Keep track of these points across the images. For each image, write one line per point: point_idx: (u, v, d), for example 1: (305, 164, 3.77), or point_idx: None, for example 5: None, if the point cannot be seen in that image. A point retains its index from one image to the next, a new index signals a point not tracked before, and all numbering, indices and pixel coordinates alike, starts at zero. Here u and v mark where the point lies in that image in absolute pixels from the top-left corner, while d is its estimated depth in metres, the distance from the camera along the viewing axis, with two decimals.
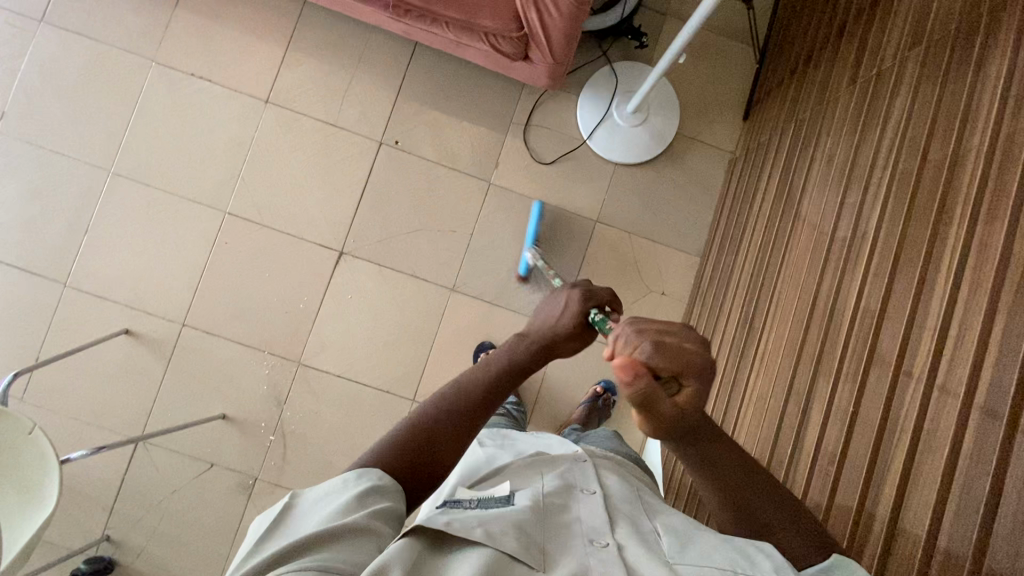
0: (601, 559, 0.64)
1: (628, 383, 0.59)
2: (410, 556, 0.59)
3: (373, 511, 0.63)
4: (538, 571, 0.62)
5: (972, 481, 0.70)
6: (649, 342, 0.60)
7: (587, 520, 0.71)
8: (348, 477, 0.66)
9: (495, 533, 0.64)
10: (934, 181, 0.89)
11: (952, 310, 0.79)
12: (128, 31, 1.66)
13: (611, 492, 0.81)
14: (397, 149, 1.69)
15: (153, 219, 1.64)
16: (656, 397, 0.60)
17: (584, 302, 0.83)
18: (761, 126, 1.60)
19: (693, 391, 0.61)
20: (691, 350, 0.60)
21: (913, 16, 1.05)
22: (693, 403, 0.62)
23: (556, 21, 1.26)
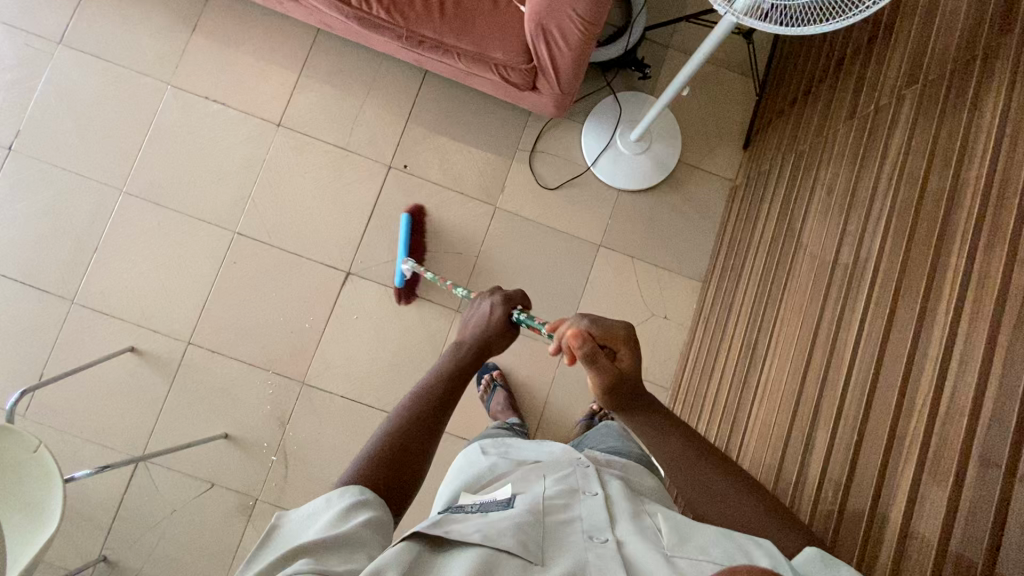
0: (599, 555, 0.65)
1: (579, 343, 0.82)
2: (408, 557, 0.60)
3: (363, 521, 0.64)
4: (536, 565, 0.63)
5: (976, 512, 0.72)
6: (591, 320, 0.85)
7: (587, 518, 0.72)
8: (330, 495, 0.67)
9: (493, 534, 0.65)
10: (933, 213, 0.91)
11: (952, 342, 0.81)
12: (145, 55, 1.71)
13: (612, 490, 0.81)
14: (405, 173, 1.72)
15: (162, 238, 1.66)
16: (600, 356, 0.83)
17: (505, 304, 1.01)
18: (761, 155, 1.64)
19: (627, 355, 0.84)
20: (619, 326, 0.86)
21: (909, 54, 1.09)
22: (630, 366, 0.84)
23: (565, 58, 1.28)
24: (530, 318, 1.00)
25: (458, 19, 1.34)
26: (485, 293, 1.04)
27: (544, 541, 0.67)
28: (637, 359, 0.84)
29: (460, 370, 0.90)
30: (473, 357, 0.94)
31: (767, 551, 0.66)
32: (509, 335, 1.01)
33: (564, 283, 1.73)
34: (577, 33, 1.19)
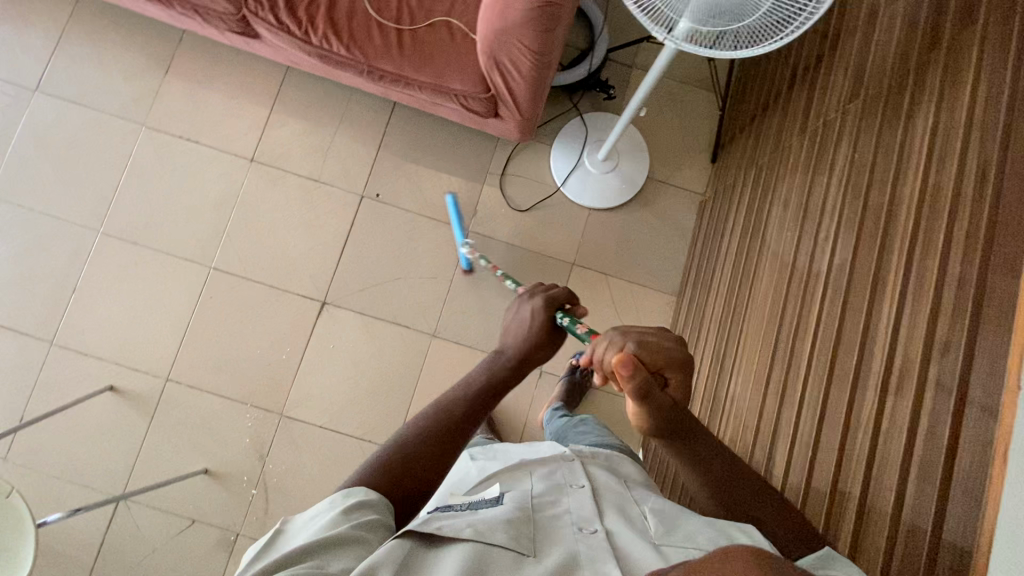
0: (590, 544, 0.71)
1: (629, 376, 0.74)
2: (397, 556, 0.62)
3: (359, 523, 0.65)
4: (529, 556, 0.67)
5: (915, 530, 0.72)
6: (637, 340, 0.76)
7: (577, 511, 0.79)
8: (333, 498, 0.69)
9: (483, 529, 0.69)
10: (874, 228, 0.92)
11: (893, 357, 0.82)
12: (120, 97, 1.74)
13: (600, 487, 0.88)
14: (377, 201, 1.74)
15: (140, 276, 1.69)
16: (653, 388, 0.76)
17: (548, 310, 0.96)
18: (726, 169, 1.66)
19: (677, 375, 0.78)
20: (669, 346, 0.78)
21: (851, 70, 1.11)
22: (681, 390, 0.79)
23: (521, 86, 1.30)
24: (574, 326, 0.95)
25: (416, 53, 1.36)
26: (528, 295, 0.99)
27: (535, 533, 0.72)
28: (687, 383, 0.79)
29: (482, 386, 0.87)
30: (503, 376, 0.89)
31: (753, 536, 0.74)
32: (552, 344, 0.96)
33: None
34: (529, 62, 1.19)
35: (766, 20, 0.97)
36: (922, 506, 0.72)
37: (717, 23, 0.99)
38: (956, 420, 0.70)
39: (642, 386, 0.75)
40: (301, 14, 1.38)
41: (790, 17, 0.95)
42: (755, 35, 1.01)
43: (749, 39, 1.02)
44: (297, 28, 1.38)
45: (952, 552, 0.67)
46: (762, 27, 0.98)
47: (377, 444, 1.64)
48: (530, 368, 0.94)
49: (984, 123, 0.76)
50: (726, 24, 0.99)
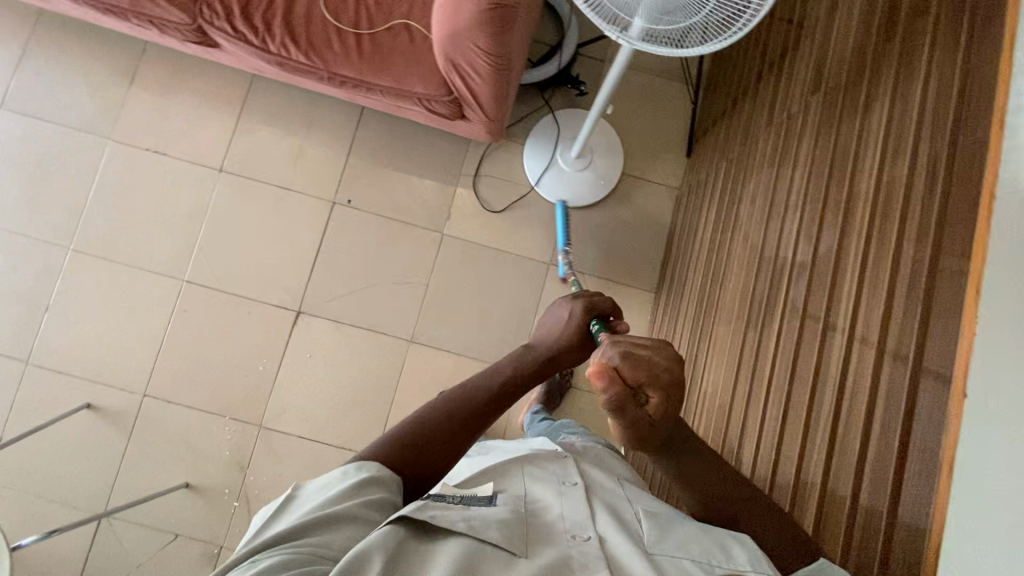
0: (584, 552, 0.71)
1: (604, 388, 0.77)
2: (393, 543, 0.64)
3: (364, 502, 0.67)
4: (521, 556, 0.68)
5: (870, 531, 0.72)
6: (623, 354, 0.77)
7: (569, 515, 0.77)
8: (345, 468, 0.71)
9: (477, 525, 0.70)
10: (833, 225, 0.91)
11: (851, 358, 0.81)
12: (85, 111, 1.72)
13: (592, 484, 0.86)
14: (350, 208, 1.72)
15: (113, 292, 1.67)
16: (627, 404, 0.77)
17: (586, 315, 1.00)
18: (700, 162, 1.64)
19: (660, 396, 0.77)
20: (658, 366, 0.77)
21: (812, 63, 1.09)
22: (661, 411, 0.78)
23: (482, 89, 1.28)
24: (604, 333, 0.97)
25: (376, 57, 1.34)
26: (572, 297, 1.03)
27: (529, 534, 0.72)
28: (671, 405, 0.77)
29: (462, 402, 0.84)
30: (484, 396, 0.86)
31: (749, 548, 0.73)
32: (584, 345, 0.99)
33: (515, 305, 1.72)
34: (486, 65, 1.17)
35: (723, 12, 0.95)
36: (876, 508, 0.71)
37: (674, 20, 0.98)
38: (907, 423, 0.69)
39: (616, 398, 0.77)
40: (257, 21, 1.35)
41: (735, 16, 0.94)
42: (720, 22, 0.97)
43: (717, 28, 0.97)
44: (254, 35, 1.35)
45: (904, 556, 0.66)
46: (720, 20, 0.96)
47: (357, 452, 1.63)
48: (557, 369, 0.98)
49: (934, 118, 0.74)
50: (681, 20, 0.98)
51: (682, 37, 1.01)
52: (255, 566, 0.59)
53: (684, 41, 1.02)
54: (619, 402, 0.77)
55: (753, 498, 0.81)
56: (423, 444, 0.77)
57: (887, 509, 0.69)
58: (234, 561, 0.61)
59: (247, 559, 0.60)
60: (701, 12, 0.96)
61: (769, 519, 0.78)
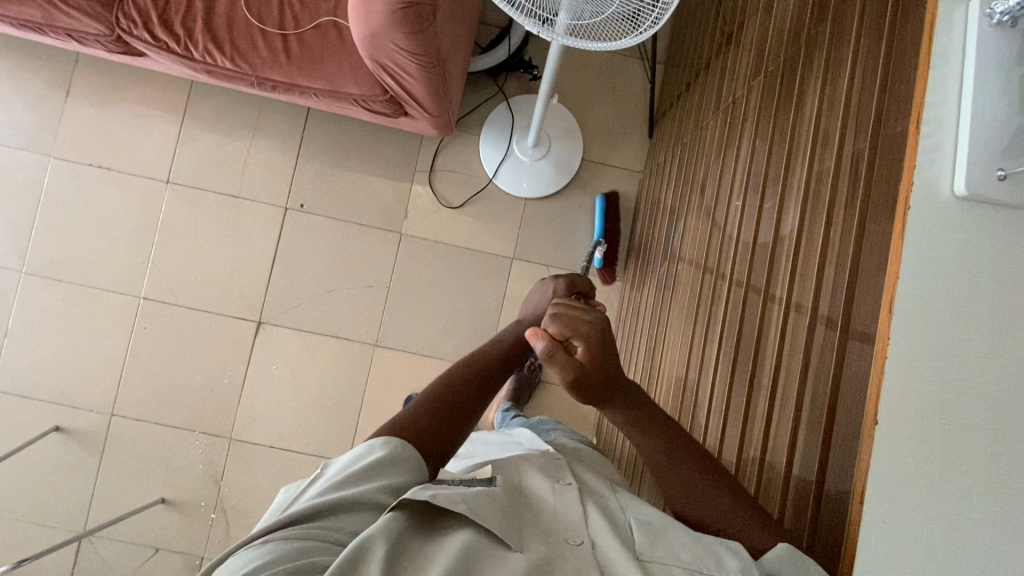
0: (578, 558, 0.62)
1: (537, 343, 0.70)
2: (396, 530, 0.57)
3: (386, 484, 0.62)
4: (515, 550, 0.60)
5: (801, 502, 0.67)
6: (553, 317, 0.73)
7: (564, 512, 0.68)
8: (370, 444, 0.65)
9: (478, 509, 0.61)
10: (769, 224, 0.85)
11: (778, 370, 0.75)
12: (21, 129, 1.66)
13: (589, 485, 0.77)
14: (303, 212, 1.68)
15: (70, 314, 1.65)
16: (559, 354, 0.70)
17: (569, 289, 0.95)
18: (660, 145, 1.57)
19: (588, 347, 0.71)
20: (586, 318, 0.72)
21: (755, 43, 1.02)
22: (591, 360, 0.71)
23: (414, 86, 1.21)
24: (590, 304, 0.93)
25: (305, 59, 1.27)
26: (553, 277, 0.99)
27: (523, 528, 0.64)
28: (602, 351, 0.72)
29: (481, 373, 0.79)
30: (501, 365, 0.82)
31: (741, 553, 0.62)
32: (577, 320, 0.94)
33: (480, 302, 1.69)
34: (411, 62, 1.10)
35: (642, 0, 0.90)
36: (808, 478, 0.66)
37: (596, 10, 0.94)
38: (829, 423, 0.63)
39: (545, 353, 0.71)
40: (178, 28, 1.28)
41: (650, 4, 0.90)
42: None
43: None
44: (175, 43, 1.28)
45: (826, 544, 0.62)
46: (642, 9, 0.92)
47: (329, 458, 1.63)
48: None
49: (859, 112, 0.68)
50: (607, 10, 0.93)
51: (631, 21, 0.94)
52: (268, 546, 0.54)
53: (640, 19, 0.93)
54: (547, 358, 0.71)
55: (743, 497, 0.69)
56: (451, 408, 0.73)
57: (815, 481, 0.64)
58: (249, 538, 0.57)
59: (263, 537, 0.56)
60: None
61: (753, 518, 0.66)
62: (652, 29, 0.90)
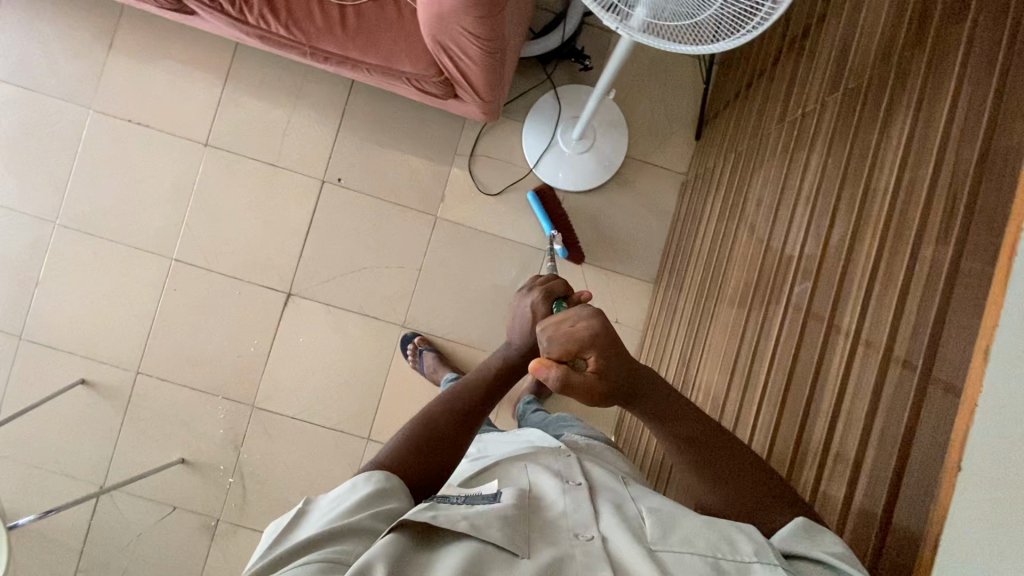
0: (586, 552, 0.63)
1: (549, 375, 0.66)
2: (398, 548, 0.59)
3: (377, 511, 0.66)
4: (522, 557, 0.61)
5: (861, 538, 0.66)
6: (551, 337, 0.68)
7: (573, 511, 0.70)
8: (356, 480, 0.69)
9: (480, 524, 0.63)
10: (838, 247, 0.83)
11: (841, 400, 0.74)
12: (63, 78, 1.64)
13: (597, 482, 0.79)
14: (340, 187, 1.66)
15: (100, 268, 1.64)
16: (573, 375, 0.67)
17: (546, 299, 0.92)
18: (709, 147, 1.53)
19: (597, 355, 0.68)
20: (582, 328, 0.68)
21: (835, 54, 0.98)
22: (605, 369, 0.69)
23: (473, 70, 1.18)
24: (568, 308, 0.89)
25: (361, 33, 1.24)
26: (526, 287, 0.95)
27: (529, 532, 0.65)
28: (609, 358, 0.69)
29: (458, 401, 0.84)
30: (478, 394, 0.86)
31: (755, 542, 0.64)
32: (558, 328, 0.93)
33: (509, 292, 1.68)
34: (476, 47, 1.07)
35: (743, 4, 0.85)
36: (873, 511, 0.65)
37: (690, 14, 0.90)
38: (900, 461, 0.63)
39: (562, 381, 0.67)
40: None
41: (751, 10, 0.84)
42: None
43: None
44: (230, 4, 1.25)
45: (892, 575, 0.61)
46: (741, 12, 0.86)
47: (349, 433, 1.65)
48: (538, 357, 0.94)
49: (959, 145, 0.66)
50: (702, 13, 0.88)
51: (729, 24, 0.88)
52: None
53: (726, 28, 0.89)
54: (565, 384, 0.67)
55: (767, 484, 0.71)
56: (437, 442, 0.78)
57: (882, 513, 0.63)
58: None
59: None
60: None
61: (775, 505, 0.70)
62: (754, 33, 0.84)
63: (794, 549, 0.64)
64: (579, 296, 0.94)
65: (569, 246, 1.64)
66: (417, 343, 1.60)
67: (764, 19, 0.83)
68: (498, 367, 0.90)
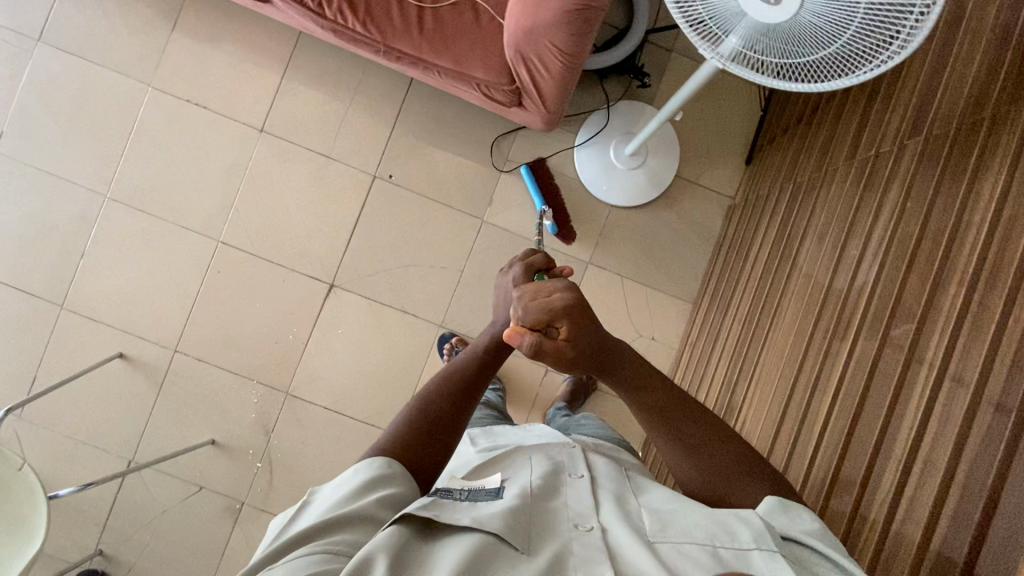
0: (583, 544, 0.66)
1: (521, 343, 0.72)
2: (400, 540, 0.61)
3: (377, 498, 0.67)
4: (521, 554, 0.63)
5: None
6: (524, 307, 0.74)
7: (574, 503, 0.73)
8: (357, 466, 0.70)
9: (481, 519, 0.65)
10: (917, 293, 0.84)
11: (918, 445, 0.75)
12: (126, 53, 1.65)
13: (598, 473, 0.82)
14: (390, 183, 1.67)
15: (146, 244, 1.65)
16: (545, 344, 0.72)
17: (528, 272, 0.93)
18: (763, 175, 1.55)
19: (569, 323, 0.73)
20: (556, 297, 0.74)
21: (917, 98, 1.00)
22: (576, 338, 0.74)
23: (548, 82, 1.19)
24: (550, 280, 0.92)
25: (437, 35, 1.25)
26: (505, 265, 0.96)
27: (529, 526, 0.68)
28: (580, 327, 0.74)
29: (454, 381, 0.83)
30: (471, 372, 0.85)
31: (750, 526, 0.67)
32: None
33: None
34: (559, 62, 1.12)
35: (868, 38, 0.73)
36: (952, 557, 0.67)
37: (805, 53, 0.79)
38: (987, 510, 0.65)
39: (535, 347, 0.72)
40: None
41: (881, 43, 0.72)
42: (883, 22, 0.70)
43: (885, 18, 0.70)
44: None
45: None
46: (871, 47, 0.73)
47: (379, 428, 1.65)
48: None
49: None
50: (821, 51, 0.78)
51: (856, 60, 0.76)
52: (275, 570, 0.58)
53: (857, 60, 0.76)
54: (537, 351, 0.73)
55: (751, 469, 0.76)
56: (434, 425, 0.77)
57: (964, 561, 0.65)
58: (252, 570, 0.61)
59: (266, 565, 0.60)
60: (844, 31, 0.74)
61: (761, 480, 0.75)
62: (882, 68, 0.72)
63: (789, 532, 0.67)
64: (561, 268, 0.96)
65: (562, 224, 1.65)
66: (454, 343, 1.61)
67: (901, 48, 0.70)
68: (491, 344, 0.88)
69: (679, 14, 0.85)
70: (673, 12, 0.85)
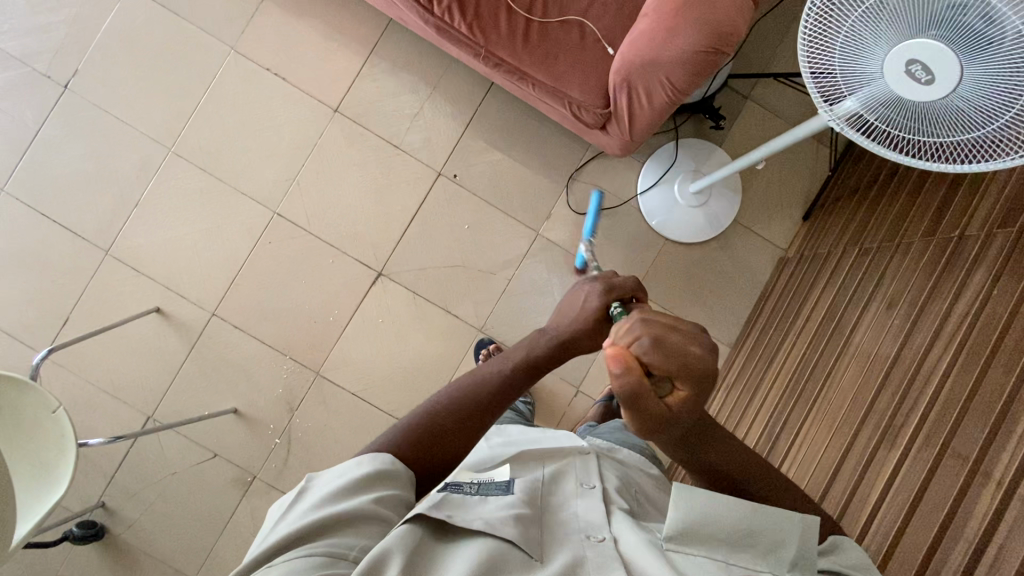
0: (598, 552, 0.66)
1: (618, 375, 0.61)
2: (413, 540, 0.60)
3: (380, 496, 0.63)
4: (536, 561, 0.64)
5: None
6: (652, 342, 0.61)
7: (585, 515, 0.72)
8: (359, 459, 0.66)
9: (495, 522, 0.65)
10: (1001, 381, 0.86)
11: (993, 532, 0.77)
12: (214, 13, 1.65)
13: (609, 485, 0.81)
14: (453, 182, 1.68)
15: (201, 203, 1.64)
16: (646, 397, 0.61)
17: (606, 295, 0.81)
18: (823, 233, 1.57)
19: (688, 386, 0.62)
20: (693, 354, 0.61)
21: (1011, 190, 1.02)
22: (683, 404, 0.63)
23: (644, 110, 1.21)
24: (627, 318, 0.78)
25: (542, 49, 1.27)
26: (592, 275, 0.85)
27: (542, 534, 0.68)
28: (697, 396, 0.63)
29: (470, 394, 0.76)
30: (494, 388, 0.78)
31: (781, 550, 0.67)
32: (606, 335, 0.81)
33: None
34: (665, 96, 1.16)
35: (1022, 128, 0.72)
36: None
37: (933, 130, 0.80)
38: None
39: (633, 389, 0.61)
40: None
41: None
42: None
43: None
44: None
45: None
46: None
47: None
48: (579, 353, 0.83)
49: None
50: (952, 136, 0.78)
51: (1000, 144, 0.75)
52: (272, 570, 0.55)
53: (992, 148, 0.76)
54: (636, 397, 0.61)
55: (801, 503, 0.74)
56: (435, 437, 0.72)
57: None
58: (246, 567, 0.58)
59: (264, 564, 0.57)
60: (994, 119, 0.73)
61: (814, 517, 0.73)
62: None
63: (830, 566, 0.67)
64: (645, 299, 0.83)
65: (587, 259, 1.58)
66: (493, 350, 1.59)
67: None
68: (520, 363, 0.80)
69: (806, 63, 0.84)
70: (801, 61, 0.84)
